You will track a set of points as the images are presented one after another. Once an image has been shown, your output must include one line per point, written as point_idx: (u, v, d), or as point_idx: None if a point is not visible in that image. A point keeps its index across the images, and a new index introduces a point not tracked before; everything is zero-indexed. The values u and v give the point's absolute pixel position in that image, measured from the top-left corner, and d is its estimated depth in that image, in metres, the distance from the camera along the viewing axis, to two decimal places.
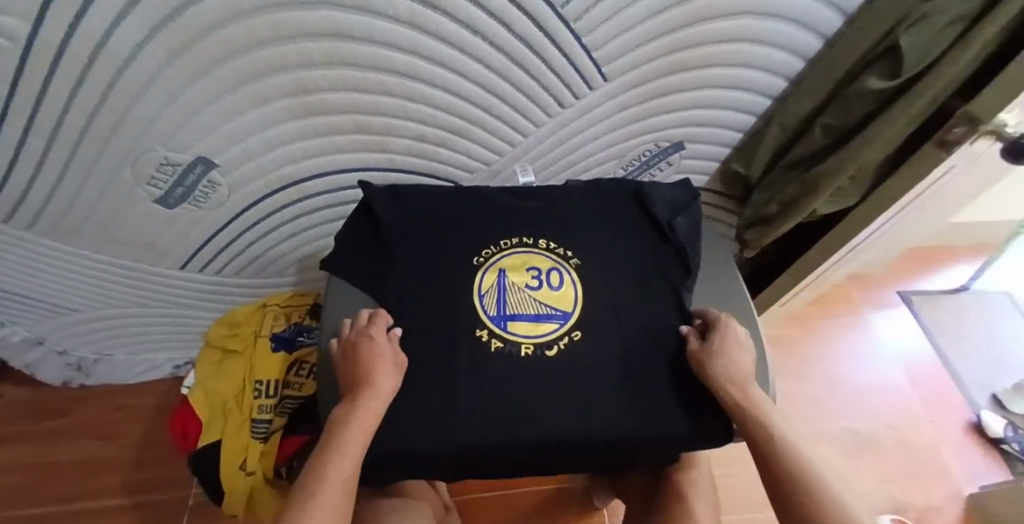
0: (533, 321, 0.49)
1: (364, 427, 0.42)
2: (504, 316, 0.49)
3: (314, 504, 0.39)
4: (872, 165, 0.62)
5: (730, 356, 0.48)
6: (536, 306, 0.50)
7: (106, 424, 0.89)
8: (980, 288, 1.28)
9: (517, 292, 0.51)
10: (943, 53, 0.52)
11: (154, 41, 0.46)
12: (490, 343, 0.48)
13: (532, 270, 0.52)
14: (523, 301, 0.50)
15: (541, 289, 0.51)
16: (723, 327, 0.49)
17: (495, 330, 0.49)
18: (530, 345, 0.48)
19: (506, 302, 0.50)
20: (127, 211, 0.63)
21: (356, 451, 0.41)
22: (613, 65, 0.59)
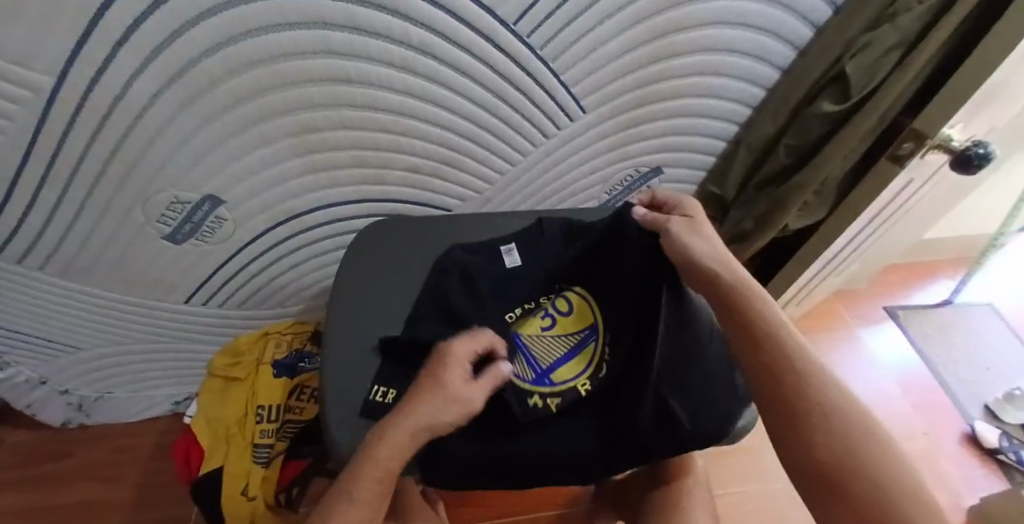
0: (571, 359, 0.50)
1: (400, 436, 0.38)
2: (548, 367, 0.49)
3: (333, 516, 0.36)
4: (833, 179, 0.68)
5: (706, 229, 0.45)
6: (572, 339, 0.51)
7: (106, 464, 0.89)
8: (963, 300, 1.31)
9: (539, 343, 0.51)
10: (885, 77, 0.59)
11: (168, 91, 0.50)
12: (548, 404, 0.47)
13: (541, 315, 0.53)
14: (550, 345, 0.51)
15: (558, 322, 0.52)
16: (687, 207, 0.48)
17: (542, 390, 0.48)
18: (585, 380, 0.49)
19: (538, 360, 0.50)
20: (135, 249, 0.66)
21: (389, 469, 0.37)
22: (590, 98, 0.65)
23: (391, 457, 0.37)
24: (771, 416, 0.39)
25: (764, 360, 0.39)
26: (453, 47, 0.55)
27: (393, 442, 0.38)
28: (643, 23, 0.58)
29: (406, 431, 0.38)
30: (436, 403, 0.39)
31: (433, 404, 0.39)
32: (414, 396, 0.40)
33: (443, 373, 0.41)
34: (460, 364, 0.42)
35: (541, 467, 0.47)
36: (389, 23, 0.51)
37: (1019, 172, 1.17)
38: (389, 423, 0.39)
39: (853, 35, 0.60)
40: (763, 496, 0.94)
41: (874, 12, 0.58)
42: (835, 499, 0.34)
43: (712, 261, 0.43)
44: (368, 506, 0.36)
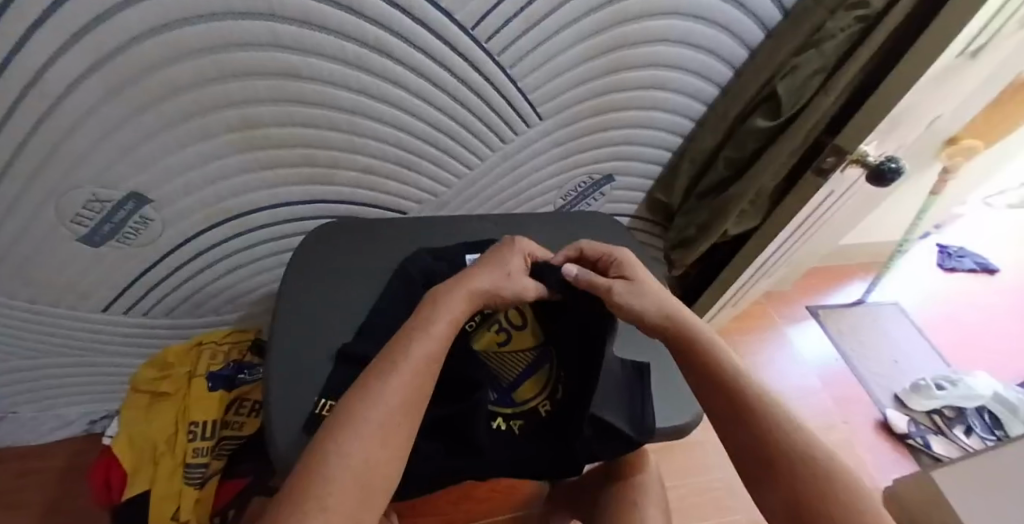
0: (529, 377, 0.51)
1: (456, 306, 0.39)
2: (512, 384, 0.51)
3: (373, 408, 0.30)
4: (768, 189, 0.72)
5: (645, 282, 0.45)
6: (526, 355, 0.52)
7: (6, 494, 0.79)
8: (874, 300, 1.44)
9: (499, 359, 0.51)
10: (811, 98, 0.63)
11: (90, 80, 0.45)
12: (511, 426, 0.49)
13: (495, 329, 0.52)
14: (508, 362, 0.51)
15: (512, 340, 0.52)
16: (623, 260, 0.47)
17: (505, 412, 0.49)
18: (544, 400, 0.51)
19: (499, 377, 0.50)
20: (45, 252, 0.60)
21: (434, 359, 0.35)
22: (547, 105, 0.65)
23: (456, 312, 0.38)
24: (710, 407, 0.40)
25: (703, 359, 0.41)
26: (409, 48, 0.54)
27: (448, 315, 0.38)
28: (597, 36, 0.60)
29: (468, 293, 0.40)
30: (496, 276, 0.42)
31: (492, 274, 0.42)
32: (469, 270, 0.42)
33: (502, 255, 0.44)
34: (518, 253, 0.46)
35: (502, 472, 0.48)
36: (343, 19, 0.49)
37: (919, 186, 1.30)
38: (449, 287, 0.40)
39: (782, 58, 0.65)
40: (706, 487, 0.99)
41: (803, 37, 0.63)
42: (771, 478, 0.35)
43: (656, 315, 0.44)
44: (435, 357, 0.35)
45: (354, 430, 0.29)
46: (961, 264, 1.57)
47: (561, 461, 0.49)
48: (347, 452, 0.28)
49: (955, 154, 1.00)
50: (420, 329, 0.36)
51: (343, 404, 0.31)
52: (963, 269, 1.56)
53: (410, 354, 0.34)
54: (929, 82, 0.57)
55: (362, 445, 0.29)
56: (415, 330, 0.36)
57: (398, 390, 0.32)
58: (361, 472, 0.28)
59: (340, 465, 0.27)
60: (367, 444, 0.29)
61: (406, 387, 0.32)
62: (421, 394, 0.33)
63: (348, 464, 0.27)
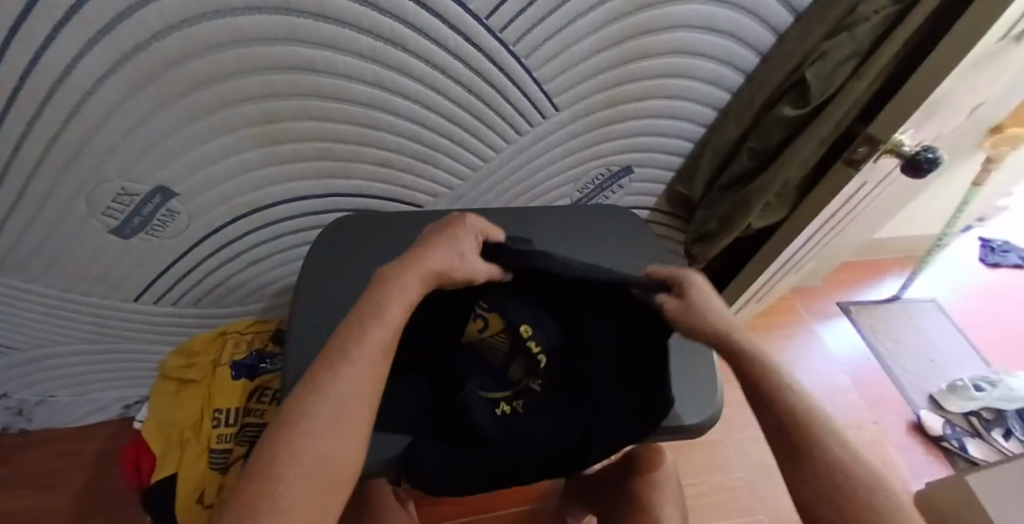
0: (516, 354, 0.50)
1: (410, 290, 0.37)
2: (501, 367, 0.50)
3: (316, 406, 0.29)
4: (794, 180, 0.70)
5: (707, 302, 0.42)
6: (503, 338, 0.50)
7: (49, 471, 0.85)
8: (910, 296, 1.38)
9: (478, 342, 0.50)
10: (841, 85, 0.61)
11: (116, 75, 0.47)
12: (512, 407, 0.48)
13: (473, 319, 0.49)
14: (493, 345, 0.50)
15: (490, 325, 0.49)
16: (687, 284, 0.43)
17: (504, 396, 0.49)
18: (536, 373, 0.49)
19: (489, 362, 0.50)
20: (79, 242, 0.62)
21: (384, 346, 0.34)
22: (563, 96, 0.64)
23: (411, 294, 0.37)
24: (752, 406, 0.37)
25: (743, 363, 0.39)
26: (424, 39, 0.54)
27: (399, 300, 0.36)
28: (615, 23, 0.58)
29: (422, 272, 0.38)
30: (450, 254, 0.41)
31: (447, 253, 0.41)
32: (417, 248, 0.40)
33: (455, 234, 0.42)
34: (471, 231, 0.44)
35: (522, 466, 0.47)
36: (359, 12, 0.49)
37: (960, 177, 1.24)
38: (399, 268, 0.38)
39: (812, 43, 0.62)
40: (726, 485, 0.98)
41: (835, 20, 0.60)
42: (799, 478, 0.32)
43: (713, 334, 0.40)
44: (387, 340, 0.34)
45: (306, 426, 0.28)
46: (1005, 259, 1.49)
47: (573, 455, 0.47)
48: (302, 448, 0.27)
49: (1000, 143, 0.95)
50: (372, 314, 0.35)
51: (296, 397, 0.30)
52: (1008, 264, 1.48)
53: (361, 342, 0.33)
54: (971, 66, 0.54)
55: (317, 439, 0.28)
56: (365, 314, 0.35)
57: (352, 379, 0.31)
58: (319, 467, 0.27)
59: (296, 461, 0.27)
60: (313, 443, 0.28)
61: (360, 375, 0.31)
62: (377, 379, 0.32)
63: (306, 459, 0.27)
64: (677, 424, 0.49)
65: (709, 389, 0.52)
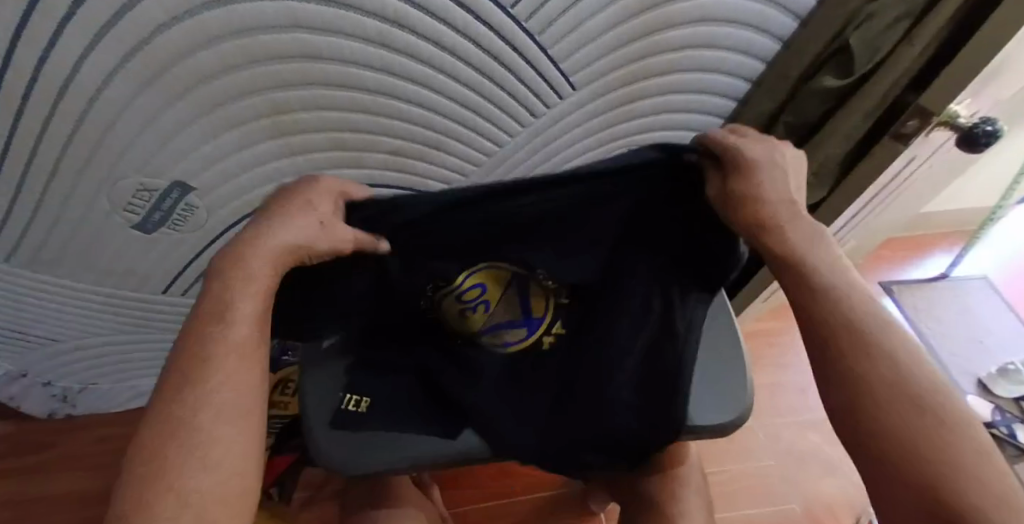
0: (528, 303, 0.55)
1: (258, 284, 0.40)
2: (523, 313, 0.55)
3: (196, 437, 0.34)
4: (834, 158, 0.65)
5: (766, 188, 0.45)
6: (511, 292, 0.55)
7: (96, 454, 0.89)
8: (958, 274, 1.30)
9: (489, 319, 0.55)
10: (887, 55, 0.57)
11: (125, 71, 0.46)
12: (546, 340, 0.54)
13: (468, 308, 0.55)
14: (506, 308, 0.55)
15: (481, 297, 0.54)
16: (749, 164, 0.46)
17: (539, 334, 0.55)
18: (549, 294, 0.55)
19: (508, 321, 0.55)
20: (105, 238, 0.64)
21: (240, 347, 0.38)
22: (581, 74, 0.61)
23: (257, 288, 0.40)
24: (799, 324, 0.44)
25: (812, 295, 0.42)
26: (431, 21, 0.51)
27: (249, 286, 0.40)
28: None
29: (270, 251, 0.41)
30: (310, 229, 0.42)
31: (302, 226, 0.42)
32: (263, 221, 0.42)
33: (305, 208, 0.43)
34: (328, 202, 0.45)
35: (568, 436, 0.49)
36: None
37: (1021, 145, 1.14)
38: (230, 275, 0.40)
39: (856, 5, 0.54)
40: (753, 471, 0.97)
41: None
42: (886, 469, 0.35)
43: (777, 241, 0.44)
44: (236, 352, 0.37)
45: (182, 464, 0.32)
46: None
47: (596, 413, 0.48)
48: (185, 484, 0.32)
49: None
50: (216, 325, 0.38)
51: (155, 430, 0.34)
52: None
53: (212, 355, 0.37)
54: None
55: (202, 471, 0.33)
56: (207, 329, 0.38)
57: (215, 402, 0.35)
58: (212, 495, 0.32)
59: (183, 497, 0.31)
60: (194, 472, 0.32)
61: (219, 389, 0.36)
62: (235, 382, 0.37)
63: (200, 491, 0.32)
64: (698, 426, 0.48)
65: (737, 387, 0.50)
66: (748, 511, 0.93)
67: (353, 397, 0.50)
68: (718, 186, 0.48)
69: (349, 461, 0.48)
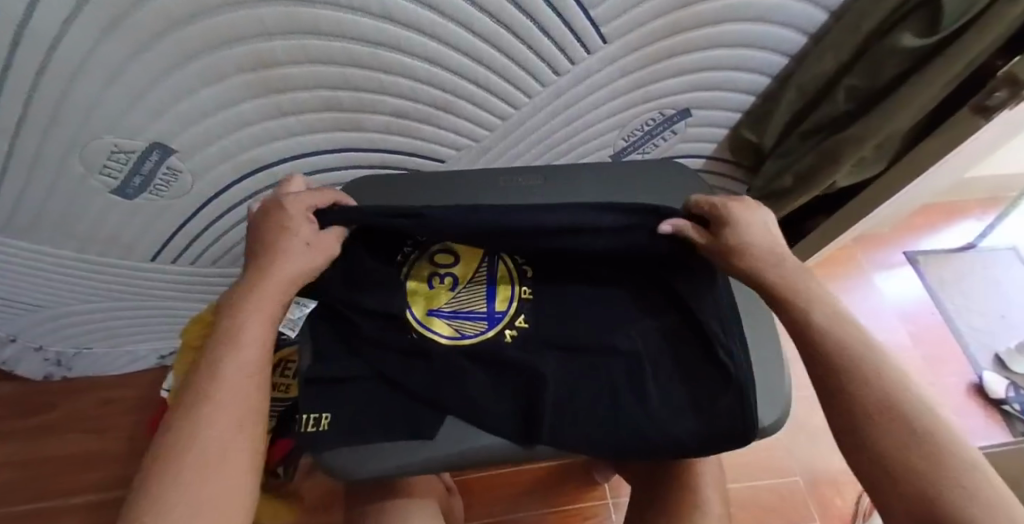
0: (496, 289, 0.47)
1: (266, 307, 0.36)
2: (487, 307, 0.46)
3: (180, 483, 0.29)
4: (899, 133, 0.57)
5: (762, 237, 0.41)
6: (482, 279, 0.48)
7: (96, 417, 0.88)
8: (987, 245, 1.24)
9: (451, 299, 0.47)
10: (988, 6, 0.46)
11: (82, 15, 0.39)
12: (506, 333, 0.45)
13: (431, 279, 0.48)
14: (469, 294, 0.48)
15: (450, 274, 0.49)
16: (747, 218, 0.41)
17: (505, 324, 0.46)
18: (524, 292, 0.47)
19: (462, 309, 0.47)
20: (82, 203, 0.58)
21: (241, 386, 0.33)
22: (613, 25, 0.53)
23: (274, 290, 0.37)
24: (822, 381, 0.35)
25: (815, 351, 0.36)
26: None
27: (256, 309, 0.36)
28: None
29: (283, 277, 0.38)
30: (300, 253, 0.39)
31: (293, 246, 0.39)
32: (262, 249, 0.39)
33: (284, 231, 0.40)
34: (301, 218, 0.41)
35: (593, 426, 0.42)
36: None
37: None
38: (244, 296, 0.36)
39: None
40: (766, 444, 0.96)
41: None
42: (868, 464, 0.31)
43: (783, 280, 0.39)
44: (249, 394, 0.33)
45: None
46: None
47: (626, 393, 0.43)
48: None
49: None
50: (219, 354, 0.34)
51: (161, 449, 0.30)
52: None
53: (218, 395, 0.32)
54: None
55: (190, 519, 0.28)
56: (209, 366, 0.34)
57: (219, 441, 0.31)
58: None
59: None
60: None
61: (225, 415, 0.32)
62: (247, 409, 0.33)
63: None
64: (760, 425, 0.43)
65: (775, 390, 0.45)
66: (756, 483, 0.92)
67: (310, 416, 0.42)
68: (710, 239, 0.41)
69: (348, 466, 0.41)
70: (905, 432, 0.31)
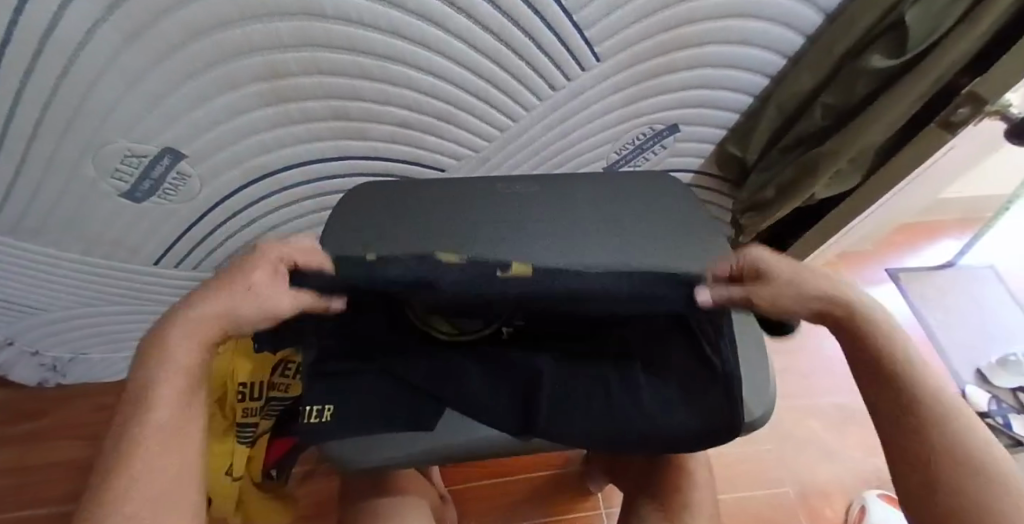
0: None
1: (191, 349, 0.33)
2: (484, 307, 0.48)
3: None
4: (872, 148, 0.61)
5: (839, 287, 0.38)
6: None
7: (89, 424, 0.88)
8: (967, 263, 1.29)
9: None
10: (948, 31, 0.50)
11: (107, 24, 0.42)
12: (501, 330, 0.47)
13: None
14: None
15: None
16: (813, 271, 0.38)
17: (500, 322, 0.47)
18: None
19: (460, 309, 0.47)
20: (91, 206, 0.60)
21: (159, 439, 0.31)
22: (606, 44, 0.56)
23: (203, 334, 0.33)
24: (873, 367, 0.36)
25: (860, 347, 0.37)
26: None
27: (181, 356, 0.33)
28: None
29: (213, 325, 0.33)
30: (251, 308, 0.34)
31: (247, 301, 0.33)
32: (202, 291, 0.34)
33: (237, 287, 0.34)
34: (268, 271, 0.35)
35: (589, 416, 0.43)
36: None
37: None
38: (169, 332, 0.33)
39: None
40: (756, 455, 0.97)
41: None
42: (909, 453, 0.33)
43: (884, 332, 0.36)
44: (178, 440, 0.32)
45: None
46: None
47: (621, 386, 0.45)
48: None
49: None
50: (140, 399, 0.32)
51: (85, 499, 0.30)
52: None
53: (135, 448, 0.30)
54: None
55: None
56: (132, 407, 0.32)
57: (147, 492, 0.30)
58: None
59: None
60: None
61: (142, 471, 0.30)
62: (168, 460, 0.31)
63: None
64: (747, 419, 0.45)
65: (760, 386, 0.47)
66: (747, 494, 0.93)
67: (314, 408, 0.43)
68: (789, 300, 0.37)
69: (349, 454, 0.42)
70: (952, 430, 0.32)
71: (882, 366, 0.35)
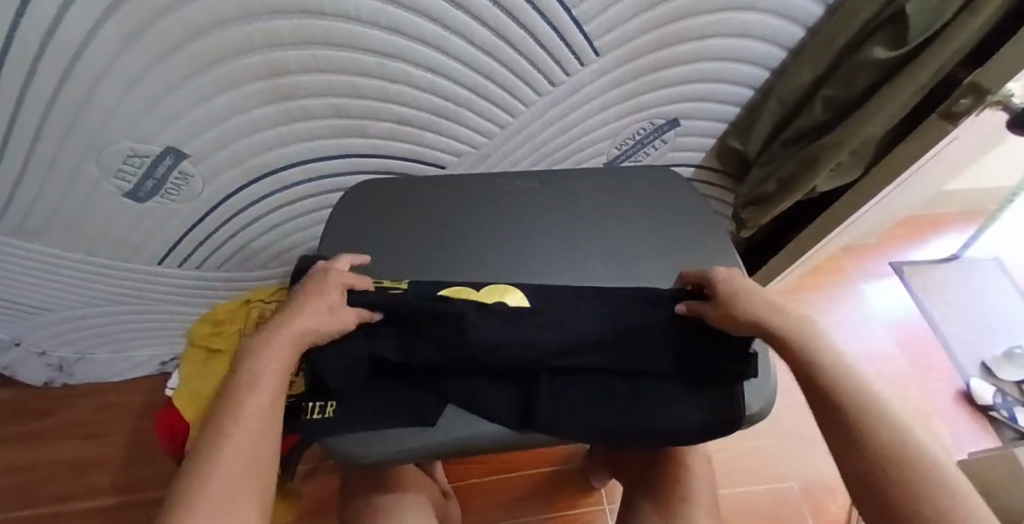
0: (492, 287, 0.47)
1: (282, 349, 0.36)
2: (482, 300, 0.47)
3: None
4: (872, 140, 0.61)
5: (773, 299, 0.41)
6: None
7: (95, 423, 0.88)
8: (971, 256, 1.28)
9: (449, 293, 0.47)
10: (948, 22, 0.50)
11: (107, 25, 0.42)
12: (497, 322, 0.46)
13: None
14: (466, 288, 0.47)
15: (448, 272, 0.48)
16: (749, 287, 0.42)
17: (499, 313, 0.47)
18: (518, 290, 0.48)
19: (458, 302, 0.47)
20: (94, 206, 0.60)
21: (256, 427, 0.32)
22: (605, 39, 0.56)
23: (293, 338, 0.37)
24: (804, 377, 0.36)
25: (796, 356, 0.37)
26: None
27: (272, 354, 0.36)
28: None
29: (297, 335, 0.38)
30: (323, 318, 0.40)
31: (319, 313, 0.40)
32: (292, 306, 0.40)
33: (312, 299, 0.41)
34: (335, 287, 0.43)
35: (588, 411, 0.43)
36: None
37: None
38: (261, 340, 0.36)
39: None
40: (759, 450, 0.97)
41: None
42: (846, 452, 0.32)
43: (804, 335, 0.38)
44: (265, 432, 0.33)
45: None
46: None
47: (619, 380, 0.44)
48: None
49: None
50: (239, 396, 0.33)
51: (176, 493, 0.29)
52: None
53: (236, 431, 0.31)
54: None
55: None
56: (226, 405, 0.33)
57: (235, 477, 0.30)
58: None
59: None
60: None
61: (237, 457, 0.30)
62: (262, 450, 0.32)
63: None
64: (748, 411, 0.45)
65: (761, 379, 0.46)
66: (749, 489, 0.93)
67: (317, 403, 0.43)
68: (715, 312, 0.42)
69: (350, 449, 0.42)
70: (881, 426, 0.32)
71: (816, 369, 0.36)
